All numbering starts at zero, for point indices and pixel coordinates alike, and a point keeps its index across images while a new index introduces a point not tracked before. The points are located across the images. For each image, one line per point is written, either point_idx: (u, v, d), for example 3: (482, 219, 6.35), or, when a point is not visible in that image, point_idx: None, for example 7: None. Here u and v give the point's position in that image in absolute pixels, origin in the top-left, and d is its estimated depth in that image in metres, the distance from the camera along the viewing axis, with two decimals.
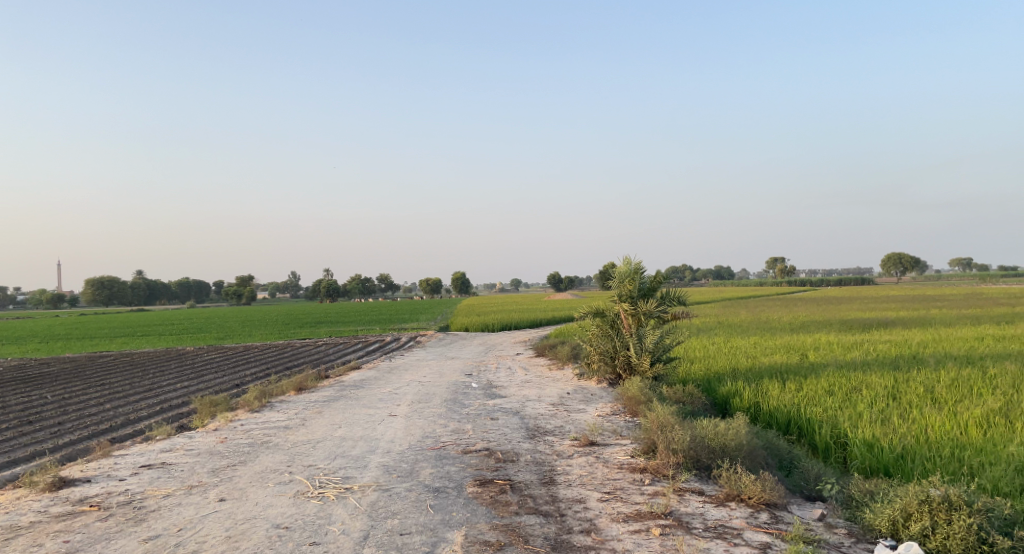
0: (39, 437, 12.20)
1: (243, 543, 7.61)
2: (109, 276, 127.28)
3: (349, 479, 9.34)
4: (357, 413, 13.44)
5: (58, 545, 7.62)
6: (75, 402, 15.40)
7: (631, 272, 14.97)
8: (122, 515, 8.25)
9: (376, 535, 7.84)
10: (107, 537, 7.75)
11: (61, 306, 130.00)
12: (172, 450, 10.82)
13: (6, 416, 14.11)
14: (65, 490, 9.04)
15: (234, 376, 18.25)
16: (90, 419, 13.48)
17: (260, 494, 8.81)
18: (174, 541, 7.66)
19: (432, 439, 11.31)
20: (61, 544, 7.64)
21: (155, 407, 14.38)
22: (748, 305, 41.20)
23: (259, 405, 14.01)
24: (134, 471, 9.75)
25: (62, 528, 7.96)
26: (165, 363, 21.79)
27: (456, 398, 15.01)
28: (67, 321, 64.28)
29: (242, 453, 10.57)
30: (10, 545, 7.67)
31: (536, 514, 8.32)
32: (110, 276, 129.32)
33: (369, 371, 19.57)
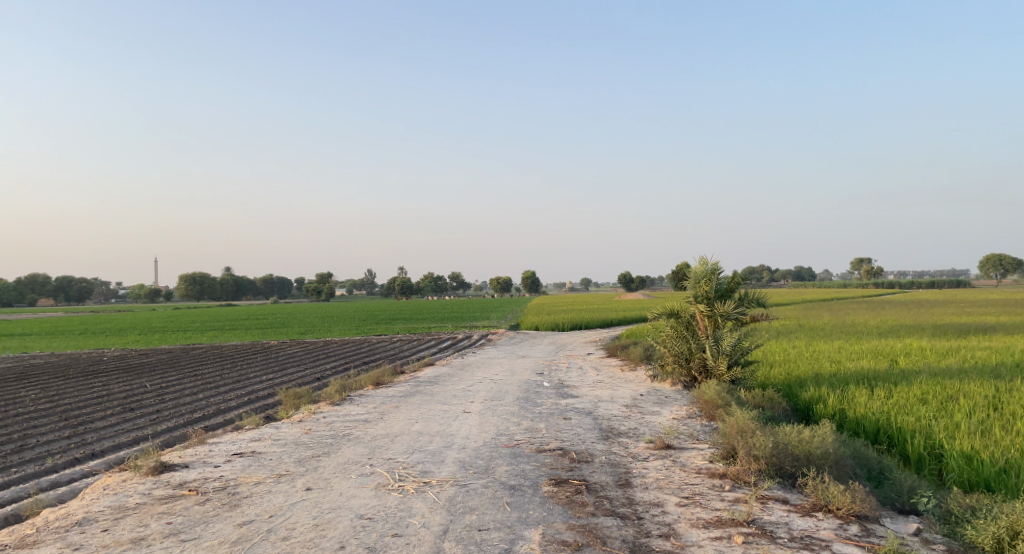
0: (137, 425, 12.74)
1: (330, 531, 7.81)
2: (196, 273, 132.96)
3: (427, 474, 9.50)
4: (432, 408, 13.63)
5: (162, 527, 7.97)
6: (168, 392, 16.03)
7: (707, 273, 14.79)
8: (218, 500, 8.59)
9: (455, 530, 7.94)
10: (205, 521, 8.07)
11: (158, 299, 136.48)
12: (261, 439, 11.22)
13: (111, 403, 14.91)
14: (165, 474, 9.48)
15: (315, 370, 18.75)
16: (183, 409, 13.99)
17: (343, 485, 9.05)
18: (266, 527, 7.92)
19: (506, 437, 11.38)
20: (164, 525, 8.01)
21: (243, 399, 14.82)
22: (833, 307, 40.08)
23: (339, 398, 14.40)
24: (227, 458, 10.13)
25: (164, 511, 8.34)
26: (251, 356, 22.47)
27: (528, 397, 15.05)
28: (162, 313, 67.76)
29: (325, 445, 10.87)
30: (117, 525, 8.06)
31: (613, 516, 8.29)
32: (200, 275, 135.26)
33: (443, 367, 19.89)
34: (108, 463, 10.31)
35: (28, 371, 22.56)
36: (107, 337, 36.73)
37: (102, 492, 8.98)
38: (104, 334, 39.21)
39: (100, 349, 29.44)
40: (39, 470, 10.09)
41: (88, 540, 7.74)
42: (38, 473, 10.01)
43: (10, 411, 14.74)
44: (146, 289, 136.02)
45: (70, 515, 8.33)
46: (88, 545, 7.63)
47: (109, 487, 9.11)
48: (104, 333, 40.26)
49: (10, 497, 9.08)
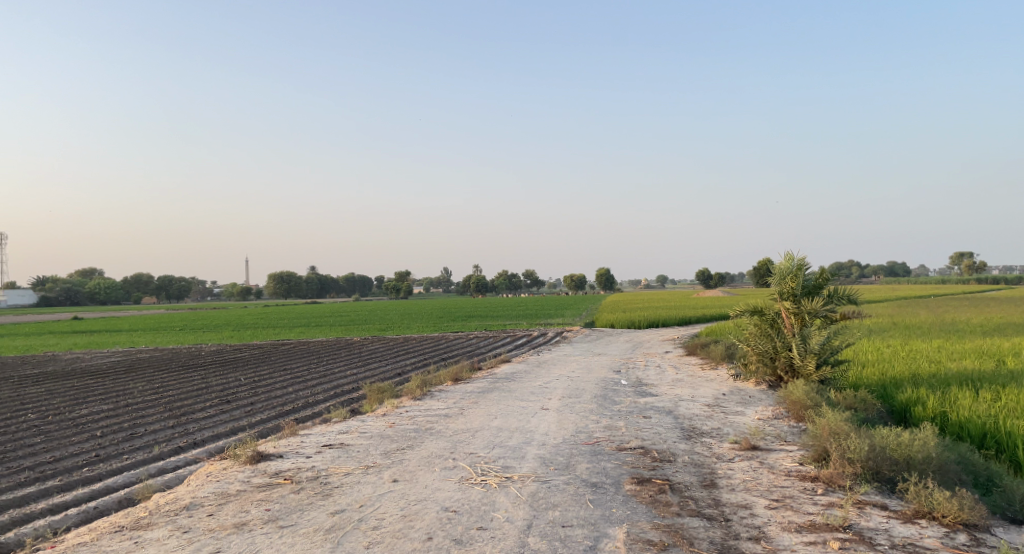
0: (234, 416, 13.27)
1: (417, 523, 7.89)
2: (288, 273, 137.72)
3: (509, 469, 9.50)
4: (511, 405, 13.66)
5: (261, 512, 8.24)
6: (261, 386, 16.66)
7: (793, 270, 14.34)
8: (312, 489, 8.83)
9: (539, 525, 7.91)
10: (300, 508, 8.30)
11: (250, 297, 141.89)
12: (348, 432, 11.57)
13: (208, 396, 15.61)
14: (262, 463, 9.82)
15: (396, 365, 19.13)
16: (274, 402, 14.49)
17: (428, 478, 9.16)
18: (357, 516, 8.08)
19: (586, 434, 11.29)
20: (263, 511, 8.28)
21: (329, 393, 15.24)
22: (932, 306, 37.66)
23: (420, 393, 14.62)
24: (317, 450, 10.50)
25: (263, 498, 8.63)
26: (336, 352, 23.09)
27: (606, 395, 14.92)
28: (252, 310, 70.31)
29: (409, 438, 11.05)
30: (220, 510, 8.36)
31: (699, 517, 8.11)
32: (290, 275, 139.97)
33: (520, 364, 19.94)
34: (209, 451, 10.83)
35: (133, 364, 23.83)
36: (203, 333, 38.45)
37: (205, 479, 9.33)
38: (200, 331, 40.98)
39: (197, 344, 30.85)
40: (147, 457, 10.62)
41: (195, 524, 8.04)
42: (146, 460, 10.54)
43: (119, 401, 15.58)
44: (239, 288, 142.00)
45: (178, 500, 8.69)
46: (195, 528, 7.94)
47: (212, 474, 9.51)
48: (200, 329, 42.10)
49: (123, 481, 9.58)
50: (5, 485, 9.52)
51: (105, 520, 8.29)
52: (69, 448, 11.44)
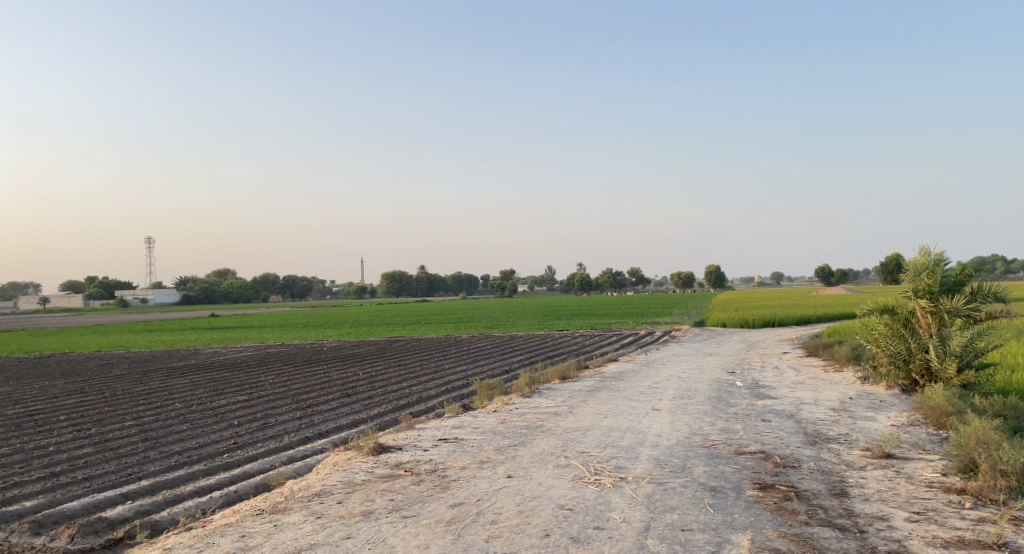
0: (354, 409, 13.67)
1: (533, 519, 7.77)
2: (401, 273, 144.12)
3: (623, 469, 9.24)
4: (621, 404, 13.37)
5: (385, 503, 8.41)
6: (378, 380, 17.11)
7: (929, 266, 13.36)
8: (430, 481, 9.09)
9: (658, 528, 7.61)
10: (421, 501, 8.41)
11: (364, 296, 146.99)
12: (462, 427, 11.70)
13: (330, 389, 16.18)
14: (384, 455, 10.24)
15: (505, 362, 19.23)
16: (391, 396, 14.84)
17: (542, 475, 9.04)
18: (475, 510, 8.07)
19: (702, 437, 10.86)
20: (387, 502, 8.45)
21: (442, 388, 15.47)
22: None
23: (530, 390, 14.57)
24: (434, 443, 10.78)
25: (386, 489, 8.85)
26: (446, 349, 23.46)
27: (721, 396, 14.36)
28: (366, 309, 72.76)
29: (521, 435, 10.99)
30: (348, 498, 8.63)
31: (830, 527, 7.59)
32: (399, 275, 145.60)
33: (629, 363, 19.56)
34: (334, 442, 11.27)
35: (261, 358, 25.08)
36: (322, 330, 40.07)
37: (333, 468, 9.76)
38: (318, 328, 42.73)
39: (317, 341, 32.17)
40: (279, 446, 11.06)
41: (327, 510, 8.30)
42: (278, 448, 10.99)
43: (252, 393, 16.38)
44: (355, 287, 147.70)
45: (310, 488, 9.03)
46: (326, 514, 8.18)
47: (339, 464, 9.93)
48: (318, 327, 43.86)
49: (258, 468, 10.00)
50: (157, 468, 10.10)
51: (247, 503, 8.68)
52: (210, 436, 12.05)
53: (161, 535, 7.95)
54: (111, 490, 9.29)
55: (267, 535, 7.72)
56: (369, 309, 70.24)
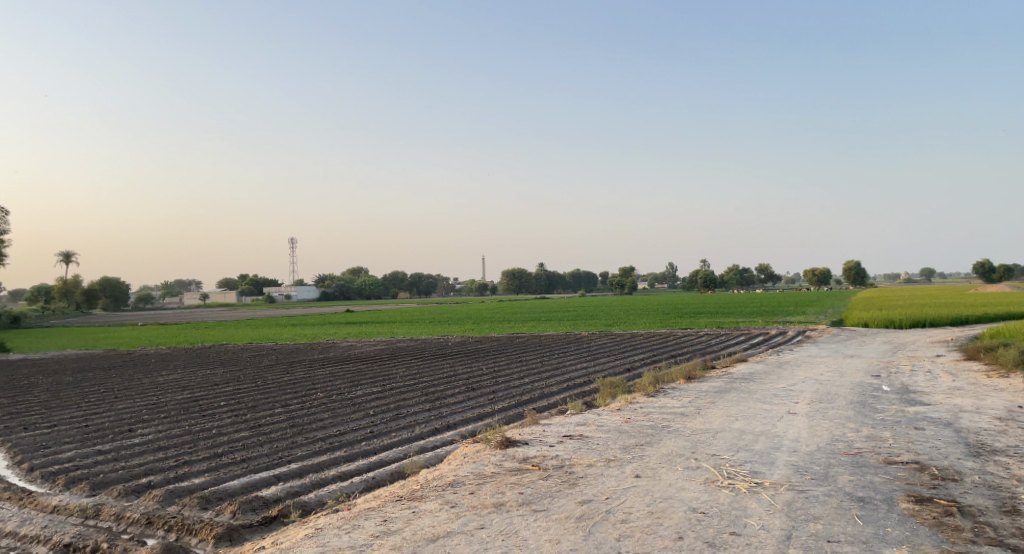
0: (479, 402, 13.72)
1: (664, 521, 7.39)
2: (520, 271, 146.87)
3: (760, 474, 8.67)
4: (754, 406, 12.66)
5: (514, 496, 8.30)
6: (501, 375, 17.14)
7: None
8: (557, 477, 8.89)
9: (801, 537, 7.04)
10: (550, 496, 8.23)
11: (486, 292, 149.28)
12: (586, 424, 11.42)
13: (455, 383, 16.35)
14: (511, 449, 10.14)
15: (627, 360, 18.77)
16: (514, 391, 14.78)
17: (672, 476, 8.62)
18: (603, 508, 7.79)
19: (846, 444, 10.06)
20: (516, 495, 8.33)
21: (565, 384, 15.26)
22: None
23: (654, 389, 14.08)
24: (559, 439, 10.56)
25: (515, 483, 8.74)
26: (566, 346, 23.24)
27: (865, 401, 13.31)
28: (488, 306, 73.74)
29: (647, 434, 10.58)
30: (480, 489, 8.61)
31: (1003, 547, 6.77)
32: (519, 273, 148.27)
33: (761, 364, 18.60)
34: (462, 434, 11.31)
35: (391, 352, 25.84)
36: (444, 326, 40.82)
37: (464, 459, 9.78)
38: (441, 324, 43.61)
39: (441, 336, 32.76)
40: (411, 436, 11.22)
41: (459, 500, 8.30)
42: (411, 438, 11.14)
43: (385, 384, 16.83)
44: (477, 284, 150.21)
45: (443, 477, 9.08)
46: (460, 504, 8.18)
47: (468, 455, 9.92)
48: (441, 323, 44.75)
49: (393, 456, 10.18)
50: (304, 453, 10.48)
51: (385, 490, 8.83)
52: (349, 425, 12.42)
53: (312, 514, 8.20)
54: (264, 471, 9.68)
55: (405, 521, 7.79)
56: (497, 306, 71.17)
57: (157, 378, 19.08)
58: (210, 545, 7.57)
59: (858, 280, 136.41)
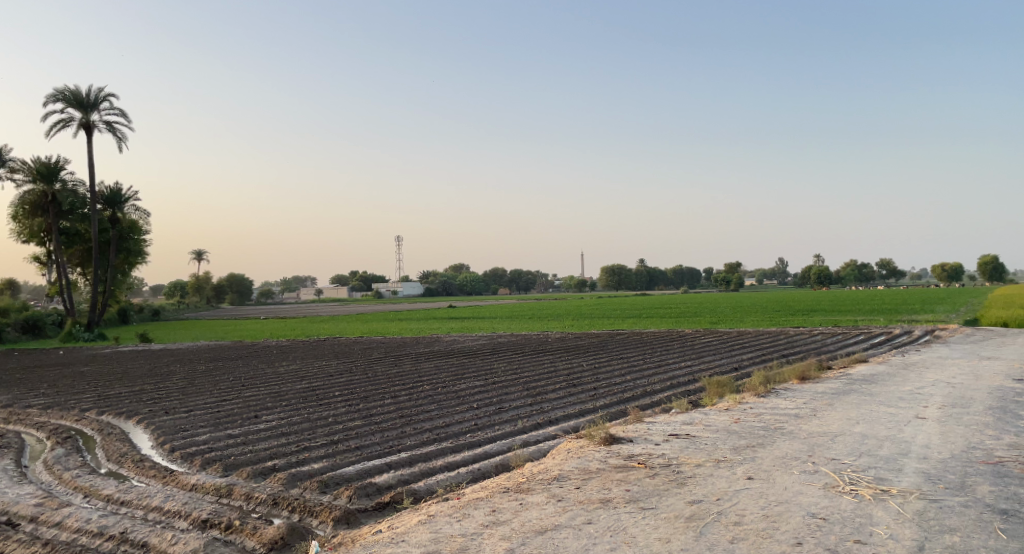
0: (581, 399, 13.69)
1: (782, 525, 7.18)
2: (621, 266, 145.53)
3: (885, 481, 8.28)
4: (875, 410, 12.07)
5: (622, 493, 8.28)
6: (603, 372, 17.05)
7: None
8: (666, 476, 8.78)
9: (933, 549, 6.68)
10: (659, 495, 8.16)
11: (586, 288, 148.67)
12: (693, 423, 11.21)
13: (557, 379, 16.38)
14: (616, 445, 10.09)
15: (734, 359, 18.27)
16: (617, 388, 14.67)
17: (789, 479, 8.36)
18: (716, 509, 7.65)
19: (981, 452, 9.45)
20: (624, 492, 8.31)
21: (670, 382, 15.00)
22: None
23: (764, 389, 13.66)
24: (666, 438, 10.42)
25: (622, 480, 8.71)
26: (669, 343, 22.85)
27: (1002, 408, 12.44)
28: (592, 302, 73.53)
29: (759, 436, 10.29)
30: (586, 484, 8.61)
31: None
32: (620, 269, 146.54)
33: (882, 365, 17.68)
34: (564, 430, 11.33)
35: (494, 347, 26.17)
36: (545, 322, 40.91)
37: (568, 454, 9.80)
38: (542, 319, 43.70)
39: (542, 332, 32.89)
40: (514, 429, 11.33)
41: (566, 494, 8.35)
42: (514, 432, 11.25)
43: (488, 378, 17.08)
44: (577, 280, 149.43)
45: (549, 471, 9.14)
46: (567, 498, 8.22)
47: (572, 450, 9.95)
48: (542, 318, 44.79)
49: (498, 448, 10.32)
50: (413, 442, 10.79)
51: (492, 481, 8.99)
52: (454, 417, 12.67)
53: (422, 502, 8.44)
54: (377, 459, 10.03)
55: (514, 512, 7.90)
56: (602, 303, 70.74)
57: (276, 369, 20.08)
58: (329, 527, 7.92)
59: (994, 276, 127.43)
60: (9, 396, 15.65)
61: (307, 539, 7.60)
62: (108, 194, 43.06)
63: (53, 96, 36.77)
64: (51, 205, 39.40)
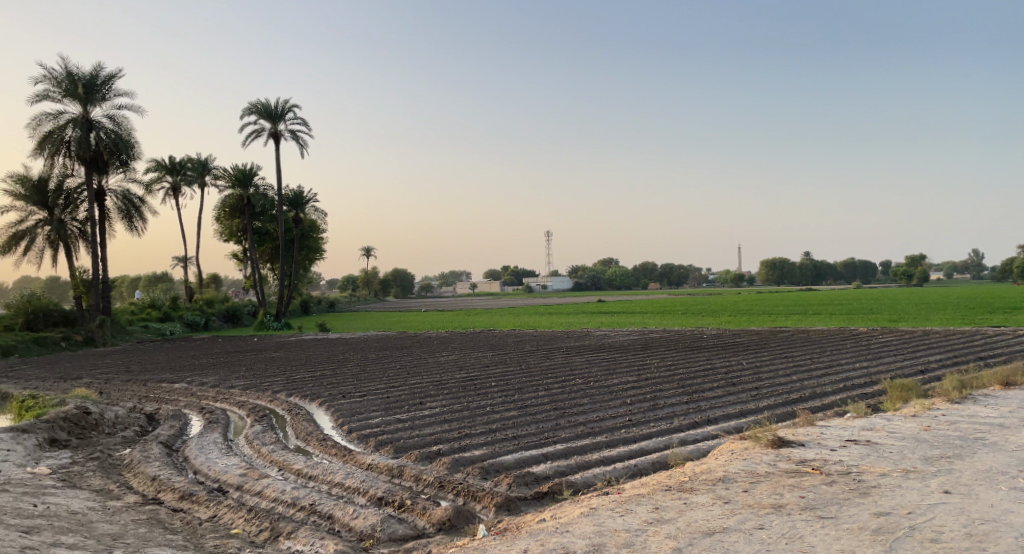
0: (742, 398, 13.07)
1: (990, 546, 6.47)
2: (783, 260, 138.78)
3: None
4: None
5: (796, 499, 7.79)
6: (765, 371, 16.21)
7: None
8: (846, 484, 8.18)
9: None
10: (839, 504, 7.60)
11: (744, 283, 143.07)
12: (874, 429, 10.38)
13: (714, 376, 15.77)
14: (786, 449, 9.54)
15: (916, 361, 16.77)
16: (782, 388, 13.90)
17: (994, 496, 7.53)
18: (908, 523, 7.02)
19: None
20: (798, 498, 7.82)
21: (841, 384, 14.00)
22: None
23: (958, 395, 12.42)
24: (842, 443, 9.71)
25: (795, 485, 8.21)
26: (840, 342, 21.38)
27: None
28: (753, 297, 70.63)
29: (954, 446, 9.36)
30: (755, 488, 8.19)
31: None
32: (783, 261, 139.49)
33: None
34: (725, 430, 10.85)
35: (648, 342, 25.65)
36: (703, 318, 39.60)
37: (732, 455, 9.37)
38: (700, 315, 42.30)
39: (700, 328, 31.91)
40: (671, 427, 11.00)
41: (734, 496, 7.97)
42: (671, 430, 10.92)
43: (642, 374, 16.76)
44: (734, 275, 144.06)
45: (713, 472, 8.77)
46: (734, 501, 7.85)
47: (737, 452, 9.51)
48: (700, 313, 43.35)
49: (656, 445, 10.05)
50: (569, 435, 10.74)
51: (653, 478, 8.76)
52: (610, 412, 12.50)
53: (582, 494, 8.37)
54: (535, 449, 10.07)
55: (678, 512, 7.64)
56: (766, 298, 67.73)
57: (437, 358, 20.79)
58: (492, 513, 8.03)
59: None
60: (213, 376, 17.24)
61: (473, 523, 7.74)
62: (291, 196, 45.20)
63: (248, 108, 39.97)
64: (247, 208, 42.84)
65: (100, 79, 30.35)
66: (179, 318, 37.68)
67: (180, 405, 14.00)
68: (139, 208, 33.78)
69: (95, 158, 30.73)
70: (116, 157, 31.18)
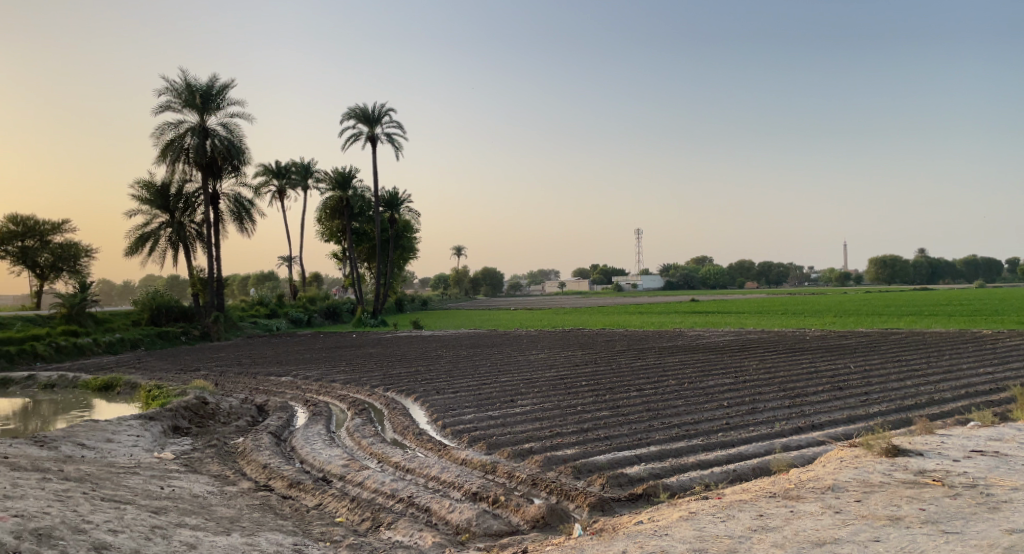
0: (850, 404, 12.35)
1: None
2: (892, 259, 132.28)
3: None
4: None
5: (916, 512, 7.27)
6: (874, 375, 15.32)
7: None
8: (972, 497, 7.57)
9: None
10: (964, 518, 7.05)
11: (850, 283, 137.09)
12: (1003, 439, 9.59)
13: (819, 380, 15.03)
14: (901, 458, 8.94)
15: None
16: (894, 394, 13.08)
17: None
18: None
19: None
20: (918, 511, 7.30)
21: (961, 391, 13.04)
22: None
23: None
24: (966, 454, 9.02)
25: (914, 497, 7.66)
26: (958, 345, 20.00)
27: None
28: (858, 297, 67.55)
29: None
30: (868, 498, 7.69)
31: None
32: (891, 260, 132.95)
33: None
34: (831, 436, 10.26)
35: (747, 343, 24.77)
36: (806, 318, 38.01)
37: (842, 463, 8.84)
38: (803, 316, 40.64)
39: (803, 329, 30.63)
40: (772, 432, 10.51)
41: (845, 506, 7.51)
42: (772, 434, 10.43)
43: (740, 376, 16.16)
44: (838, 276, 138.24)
45: (821, 479, 8.31)
46: (846, 511, 7.40)
47: (847, 460, 8.98)
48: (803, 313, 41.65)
49: (756, 450, 9.62)
50: (663, 437, 10.43)
51: (756, 484, 8.37)
52: (708, 414, 12.08)
53: (679, 497, 8.09)
54: (628, 450, 9.82)
55: (785, 520, 7.26)
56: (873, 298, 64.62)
57: (530, 357, 20.73)
58: (586, 512, 7.86)
59: None
60: (316, 371, 17.76)
61: (568, 522, 7.61)
62: (387, 198, 46.49)
63: (347, 114, 41.22)
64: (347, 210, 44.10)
65: (217, 88, 31.92)
66: (283, 315, 39.14)
67: (286, 397, 14.49)
68: (250, 210, 35.33)
69: (211, 163, 32.34)
70: (230, 163, 32.69)
